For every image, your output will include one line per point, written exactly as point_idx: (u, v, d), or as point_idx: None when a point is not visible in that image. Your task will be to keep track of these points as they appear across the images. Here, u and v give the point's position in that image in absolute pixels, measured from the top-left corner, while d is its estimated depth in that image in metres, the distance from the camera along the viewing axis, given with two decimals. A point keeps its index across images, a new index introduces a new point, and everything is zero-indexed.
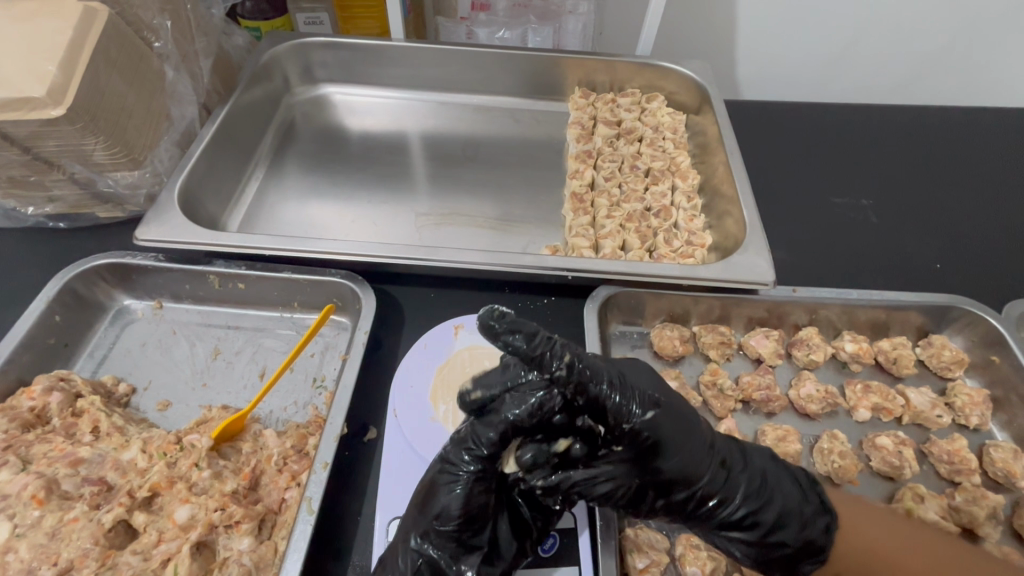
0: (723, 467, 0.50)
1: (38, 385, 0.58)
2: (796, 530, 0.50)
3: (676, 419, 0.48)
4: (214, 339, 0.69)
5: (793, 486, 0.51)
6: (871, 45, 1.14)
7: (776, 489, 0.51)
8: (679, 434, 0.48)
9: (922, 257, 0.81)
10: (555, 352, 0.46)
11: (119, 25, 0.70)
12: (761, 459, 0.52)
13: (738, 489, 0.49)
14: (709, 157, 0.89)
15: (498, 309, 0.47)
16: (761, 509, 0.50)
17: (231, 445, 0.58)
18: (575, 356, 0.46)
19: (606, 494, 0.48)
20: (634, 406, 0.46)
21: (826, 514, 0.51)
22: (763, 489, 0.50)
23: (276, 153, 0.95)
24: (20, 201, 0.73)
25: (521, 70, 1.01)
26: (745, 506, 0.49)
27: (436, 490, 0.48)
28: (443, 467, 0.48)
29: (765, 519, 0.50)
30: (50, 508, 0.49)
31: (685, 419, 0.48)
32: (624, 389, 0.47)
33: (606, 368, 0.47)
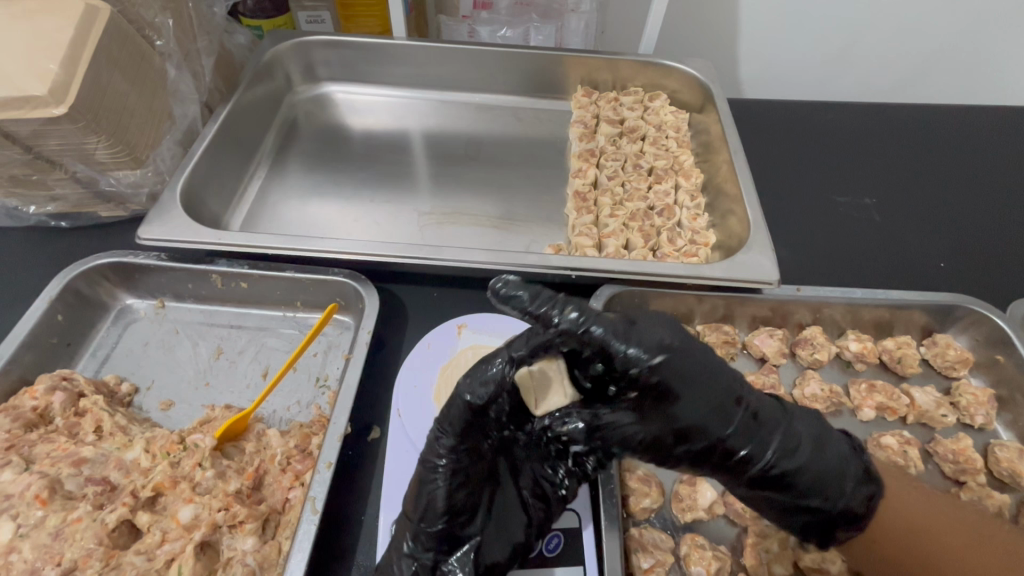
0: (753, 423, 0.48)
1: (41, 384, 0.58)
2: (830, 498, 0.49)
3: (693, 366, 0.46)
4: (217, 339, 0.69)
5: (832, 451, 0.50)
6: (874, 44, 1.13)
7: (809, 450, 0.49)
8: (695, 384, 0.46)
9: (927, 256, 0.81)
10: (558, 308, 0.46)
11: (121, 24, 0.70)
12: (803, 425, 0.50)
13: (768, 445, 0.48)
14: (712, 156, 0.89)
15: (502, 274, 0.48)
16: (793, 470, 0.49)
17: (235, 445, 0.57)
18: (578, 310, 0.46)
19: (637, 446, 0.48)
20: (643, 355, 0.45)
21: (870, 485, 0.50)
22: (795, 448, 0.49)
23: (278, 151, 0.95)
24: (22, 200, 0.73)
25: (523, 68, 1.01)
26: (776, 461, 0.48)
27: (420, 485, 0.49)
28: (427, 462, 0.49)
29: (798, 481, 0.49)
30: (53, 508, 0.49)
31: (707, 369, 0.47)
32: (635, 339, 0.45)
33: (613, 319, 0.46)
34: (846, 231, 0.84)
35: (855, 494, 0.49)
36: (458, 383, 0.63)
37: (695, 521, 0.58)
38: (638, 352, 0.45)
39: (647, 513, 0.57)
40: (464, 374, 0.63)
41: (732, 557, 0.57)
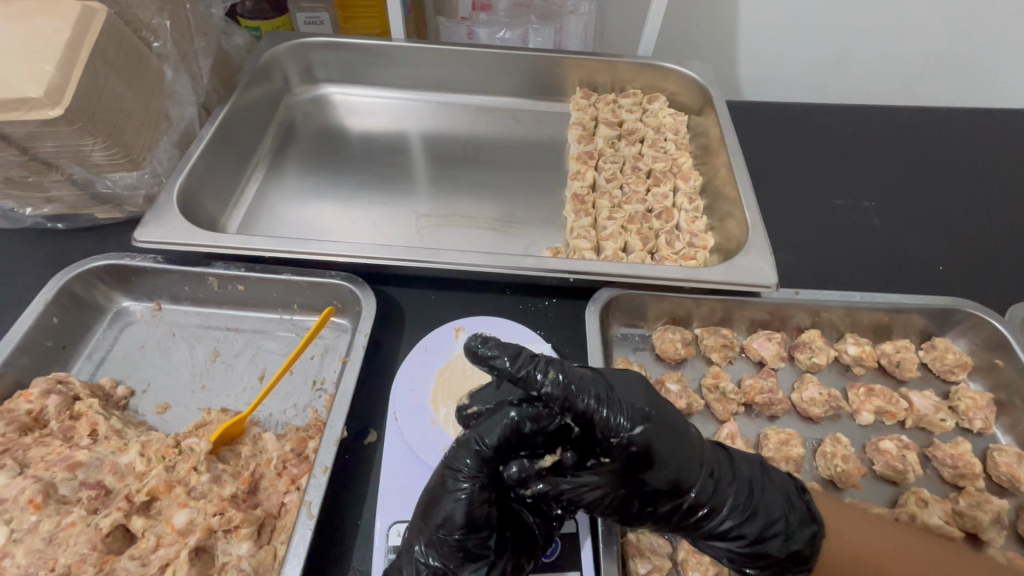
0: (712, 478, 0.49)
1: (36, 387, 0.57)
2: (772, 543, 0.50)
3: (665, 428, 0.47)
4: (214, 342, 0.68)
5: (781, 496, 0.51)
6: (873, 46, 1.13)
7: (763, 500, 0.50)
8: (669, 443, 0.47)
9: (925, 260, 0.80)
10: (539, 370, 0.46)
11: (117, 25, 0.69)
12: (750, 468, 0.52)
13: (725, 499, 0.49)
14: (711, 158, 0.88)
15: (482, 334, 0.48)
16: (747, 523, 0.49)
17: (231, 448, 0.57)
18: (560, 372, 0.46)
19: (592, 502, 0.48)
20: (622, 420, 0.46)
21: (812, 524, 0.51)
22: (751, 499, 0.50)
23: (275, 153, 0.95)
24: (18, 201, 0.73)
25: (522, 69, 1.01)
26: (734, 515, 0.49)
27: (439, 499, 0.47)
28: (445, 475, 0.48)
29: (750, 533, 0.50)
30: (47, 513, 0.49)
31: (675, 430, 0.48)
32: (612, 403, 0.46)
33: (593, 382, 0.46)
34: (845, 234, 0.83)
35: (802, 537, 0.50)
36: (455, 386, 0.63)
37: None
38: (616, 415, 0.46)
39: None
40: (460, 377, 0.63)
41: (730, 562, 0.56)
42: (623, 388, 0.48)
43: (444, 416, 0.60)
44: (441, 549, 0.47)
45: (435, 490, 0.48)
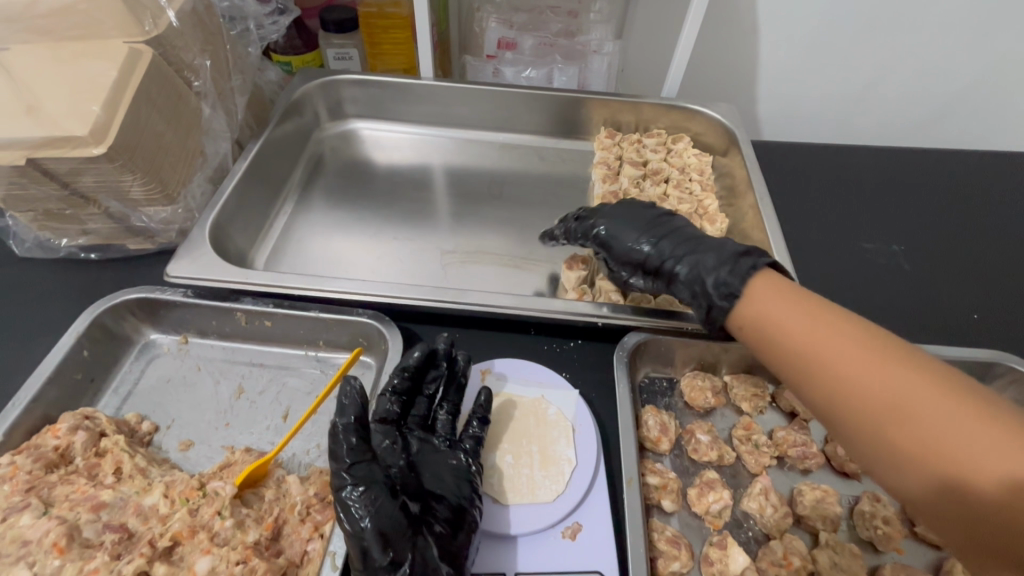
0: (692, 291, 0.61)
1: (63, 423, 0.57)
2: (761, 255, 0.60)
3: (672, 238, 0.65)
4: (239, 377, 0.68)
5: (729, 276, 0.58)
6: (894, 88, 1.14)
7: (722, 276, 0.58)
8: (672, 238, 0.65)
9: (959, 308, 0.79)
10: (381, 430, 0.56)
11: (161, 66, 0.71)
12: (719, 278, 0.58)
13: (682, 279, 0.62)
14: (737, 200, 0.88)
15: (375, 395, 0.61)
16: (727, 267, 0.58)
17: (254, 491, 0.56)
18: (384, 447, 0.55)
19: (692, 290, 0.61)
20: (398, 457, 0.55)
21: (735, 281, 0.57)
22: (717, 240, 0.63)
23: (304, 187, 0.97)
24: (55, 233, 0.75)
25: (547, 109, 1.02)
26: (708, 289, 0.59)
27: (362, 511, 0.48)
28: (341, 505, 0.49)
29: (737, 283, 0.56)
30: (70, 557, 0.48)
31: (687, 237, 0.65)
32: (387, 447, 0.55)
33: (387, 434, 0.55)
34: (875, 279, 0.82)
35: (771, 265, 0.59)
36: (509, 437, 0.62)
37: None
38: (619, 239, 0.68)
39: None
40: (517, 428, 0.63)
41: None
42: (619, 232, 0.68)
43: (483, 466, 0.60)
44: (400, 563, 0.47)
45: (342, 516, 0.48)
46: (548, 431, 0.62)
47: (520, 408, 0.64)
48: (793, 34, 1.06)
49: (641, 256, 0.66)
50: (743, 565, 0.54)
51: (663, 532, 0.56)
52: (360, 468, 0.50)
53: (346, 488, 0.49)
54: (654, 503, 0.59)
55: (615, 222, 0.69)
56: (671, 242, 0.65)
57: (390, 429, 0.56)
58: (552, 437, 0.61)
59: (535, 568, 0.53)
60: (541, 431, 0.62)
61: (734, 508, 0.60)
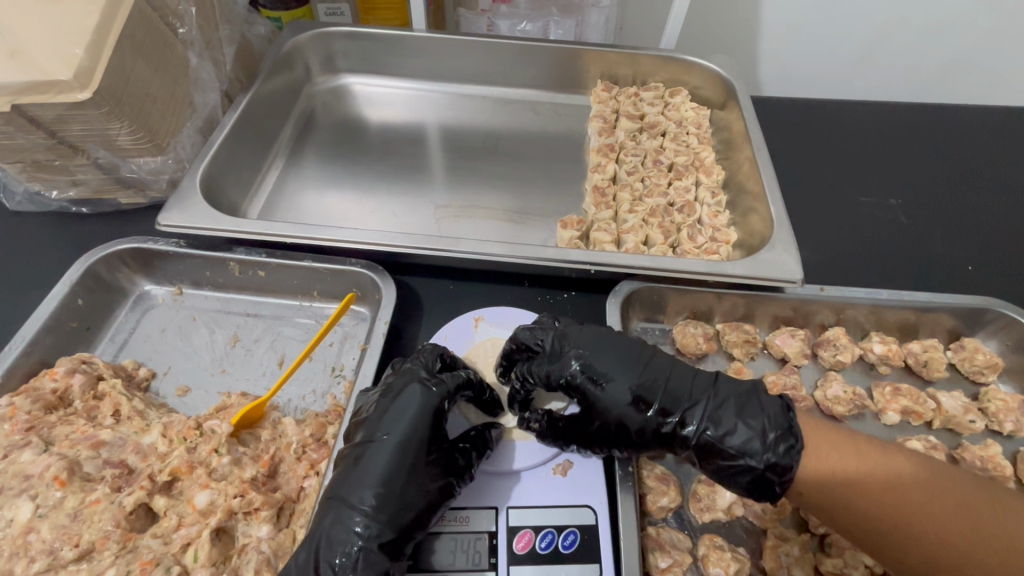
0: (708, 422, 0.52)
1: (61, 367, 0.58)
2: (774, 451, 0.49)
3: (718, 399, 0.53)
4: (233, 327, 0.69)
5: (751, 434, 0.50)
6: (902, 41, 1.11)
7: (740, 431, 0.51)
8: (718, 403, 0.52)
9: (955, 259, 0.79)
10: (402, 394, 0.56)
11: (144, 10, 0.69)
12: (742, 433, 0.50)
13: (715, 418, 0.52)
14: (734, 153, 0.87)
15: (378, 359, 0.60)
16: (759, 443, 0.50)
17: (250, 432, 0.57)
18: None
19: (711, 441, 0.51)
20: None
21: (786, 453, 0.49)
22: (724, 419, 0.51)
23: (296, 143, 0.95)
24: (45, 184, 0.74)
25: (544, 62, 1.00)
26: (716, 432, 0.51)
27: (370, 460, 0.50)
28: (352, 452, 0.52)
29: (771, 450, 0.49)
30: (72, 489, 0.49)
31: (724, 403, 0.52)
32: None
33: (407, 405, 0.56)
34: (872, 231, 0.82)
35: (779, 456, 0.49)
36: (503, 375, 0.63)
37: (714, 521, 0.56)
38: (640, 376, 0.55)
39: (664, 512, 0.56)
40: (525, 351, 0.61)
41: (751, 560, 0.55)
42: (637, 369, 0.55)
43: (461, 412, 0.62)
44: (383, 520, 0.47)
45: (346, 465, 0.51)
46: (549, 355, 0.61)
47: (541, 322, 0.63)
48: None
49: (655, 388, 0.54)
50: (730, 501, 0.56)
51: (653, 470, 0.57)
52: (388, 422, 0.52)
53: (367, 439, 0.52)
54: None
55: (594, 351, 0.57)
56: (673, 379, 0.55)
57: (447, 393, 0.55)
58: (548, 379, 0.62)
59: (527, 502, 0.54)
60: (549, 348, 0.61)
61: None
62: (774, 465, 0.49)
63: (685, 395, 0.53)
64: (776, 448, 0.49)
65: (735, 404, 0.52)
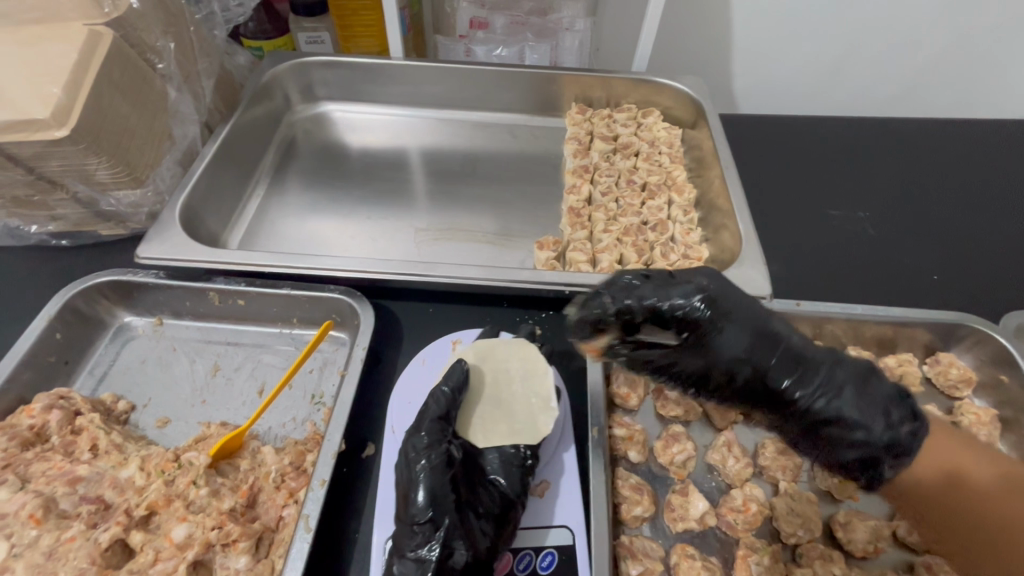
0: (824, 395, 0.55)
1: (38, 403, 0.58)
2: (895, 430, 0.54)
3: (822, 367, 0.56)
4: (213, 356, 0.69)
5: (878, 415, 0.54)
6: (864, 58, 1.15)
7: (851, 398, 0.55)
8: (817, 364, 0.56)
9: (921, 269, 0.81)
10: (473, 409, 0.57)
11: (123, 48, 0.71)
12: (853, 398, 0.54)
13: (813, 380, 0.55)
14: (705, 171, 0.90)
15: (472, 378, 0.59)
16: (879, 407, 0.54)
17: (230, 462, 0.58)
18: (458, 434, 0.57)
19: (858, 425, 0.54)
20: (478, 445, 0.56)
21: (913, 423, 0.54)
22: (845, 392, 0.55)
23: (278, 170, 0.97)
24: (24, 219, 0.74)
25: (520, 85, 1.03)
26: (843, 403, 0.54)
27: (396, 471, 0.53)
28: (416, 465, 0.51)
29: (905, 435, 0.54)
30: (47, 527, 0.50)
31: (833, 357, 0.56)
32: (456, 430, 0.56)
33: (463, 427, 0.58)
34: (841, 244, 0.84)
35: (903, 437, 0.54)
36: (501, 429, 0.58)
37: (687, 530, 0.57)
38: (745, 336, 0.55)
39: (639, 521, 0.57)
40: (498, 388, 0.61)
41: (724, 570, 0.55)
42: (744, 326, 0.54)
43: (495, 448, 0.56)
44: (406, 527, 0.49)
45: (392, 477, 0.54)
46: (523, 384, 0.61)
47: (484, 358, 0.62)
48: (760, 8, 1.07)
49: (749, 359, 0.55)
50: (703, 510, 0.57)
51: (627, 479, 0.58)
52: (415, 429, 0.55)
53: (432, 455, 0.52)
54: (621, 454, 0.61)
55: (734, 323, 0.54)
56: (791, 343, 0.55)
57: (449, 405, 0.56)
58: (534, 406, 0.59)
59: None
60: (517, 378, 0.61)
61: (700, 459, 0.63)
62: (892, 444, 0.54)
63: (793, 363, 0.55)
64: (904, 425, 0.54)
65: (854, 377, 0.55)
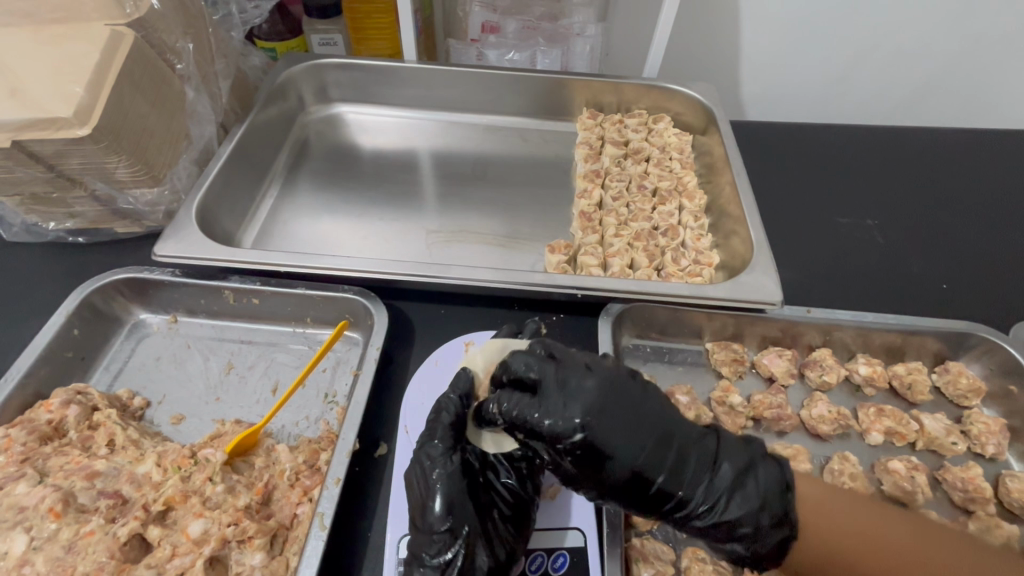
0: (700, 492, 0.50)
1: (56, 398, 0.59)
2: (768, 519, 0.49)
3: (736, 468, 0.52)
4: (228, 354, 0.70)
5: (750, 498, 0.50)
6: (873, 67, 1.15)
7: (740, 480, 0.51)
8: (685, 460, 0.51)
9: (930, 278, 0.82)
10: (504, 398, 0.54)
11: (143, 48, 0.72)
12: (744, 482, 0.51)
13: (686, 474, 0.50)
14: (716, 177, 0.90)
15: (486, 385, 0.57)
16: (755, 499, 0.50)
17: (245, 459, 0.58)
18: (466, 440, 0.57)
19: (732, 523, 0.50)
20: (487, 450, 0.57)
21: (785, 501, 0.50)
22: (729, 489, 0.50)
23: (290, 171, 0.98)
24: (42, 216, 0.75)
25: (531, 90, 1.04)
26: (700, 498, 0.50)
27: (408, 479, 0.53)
28: (431, 476, 0.51)
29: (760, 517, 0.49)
30: (66, 521, 0.50)
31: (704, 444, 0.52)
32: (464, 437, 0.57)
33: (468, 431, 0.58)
34: (850, 252, 0.85)
35: (767, 530, 0.49)
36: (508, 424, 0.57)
37: (697, 535, 0.58)
38: (624, 440, 0.50)
39: (650, 524, 0.57)
40: None
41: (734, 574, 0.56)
42: (624, 420, 0.51)
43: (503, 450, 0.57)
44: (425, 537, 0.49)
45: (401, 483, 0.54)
46: None
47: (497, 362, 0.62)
48: (770, 17, 1.08)
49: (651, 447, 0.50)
50: None
51: None
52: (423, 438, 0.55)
53: (446, 464, 0.52)
54: None
55: (613, 411, 0.51)
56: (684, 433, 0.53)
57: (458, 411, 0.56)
58: None
59: None
60: None
61: None
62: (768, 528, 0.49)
63: (692, 469, 0.51)
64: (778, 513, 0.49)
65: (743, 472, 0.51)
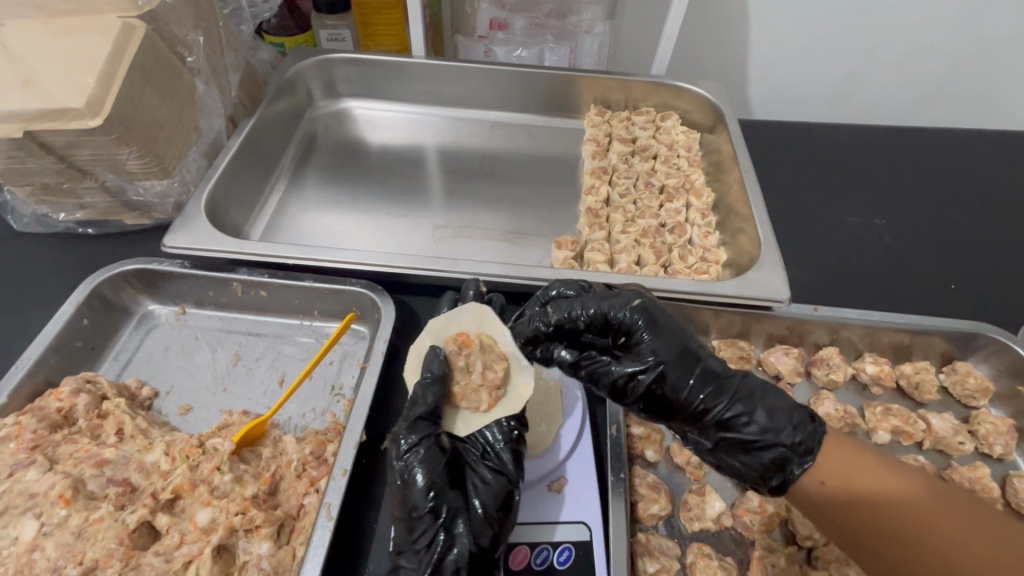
0: (744, 411, 0.52)
1: (66, 386, 0.59)
2: (801, 430, 0.51)
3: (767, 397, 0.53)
4: (235, 346, 0.70)
5: (784, 416, 0.52)
6: (883, 66, 1.15)
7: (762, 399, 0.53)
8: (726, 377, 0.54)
9: (939, 278, 0.81)
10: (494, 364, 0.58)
11: (154, 41, 0.72)
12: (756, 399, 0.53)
13: (726, 393, 0.53)
14: (723, 175, 0.90)
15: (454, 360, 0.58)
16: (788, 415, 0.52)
17: (252, 449, 0.59)
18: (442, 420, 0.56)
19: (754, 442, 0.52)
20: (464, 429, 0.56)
21: (812, 424, 0.51)
22: (773, 418, 0.52)
23: (298, 166, 0.98)
24: (52, 207, 0.76)
25: (538, 86, 1.04)
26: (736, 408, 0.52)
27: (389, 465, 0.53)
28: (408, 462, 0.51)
29: (788, 429, 0.51)
30: (76, 508, 0.50)
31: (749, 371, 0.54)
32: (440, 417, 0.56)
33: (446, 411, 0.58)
34: (858, 251, 0.85)
35: (805, 437, 0.50)
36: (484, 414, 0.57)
37: (703, 530, 0.58)
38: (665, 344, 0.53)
39: (655, 520, 0.57)
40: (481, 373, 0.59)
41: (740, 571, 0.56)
42: (664, 333, 0.54)
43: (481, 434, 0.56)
44: (407, 522, 0.49)
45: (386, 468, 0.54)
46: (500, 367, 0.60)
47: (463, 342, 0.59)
48: (780, 15, 1.08)
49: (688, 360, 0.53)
50: (719, 510, 0.57)
51: (644, 478, 0.59)
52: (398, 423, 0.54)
53: (422, 449, 0.52)
54: (637, 453, 0.62)
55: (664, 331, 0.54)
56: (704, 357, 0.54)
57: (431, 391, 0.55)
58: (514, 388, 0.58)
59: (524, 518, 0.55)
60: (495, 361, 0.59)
61: None
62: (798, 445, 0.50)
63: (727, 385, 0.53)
64: (808, 431, 0.51)
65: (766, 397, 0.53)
